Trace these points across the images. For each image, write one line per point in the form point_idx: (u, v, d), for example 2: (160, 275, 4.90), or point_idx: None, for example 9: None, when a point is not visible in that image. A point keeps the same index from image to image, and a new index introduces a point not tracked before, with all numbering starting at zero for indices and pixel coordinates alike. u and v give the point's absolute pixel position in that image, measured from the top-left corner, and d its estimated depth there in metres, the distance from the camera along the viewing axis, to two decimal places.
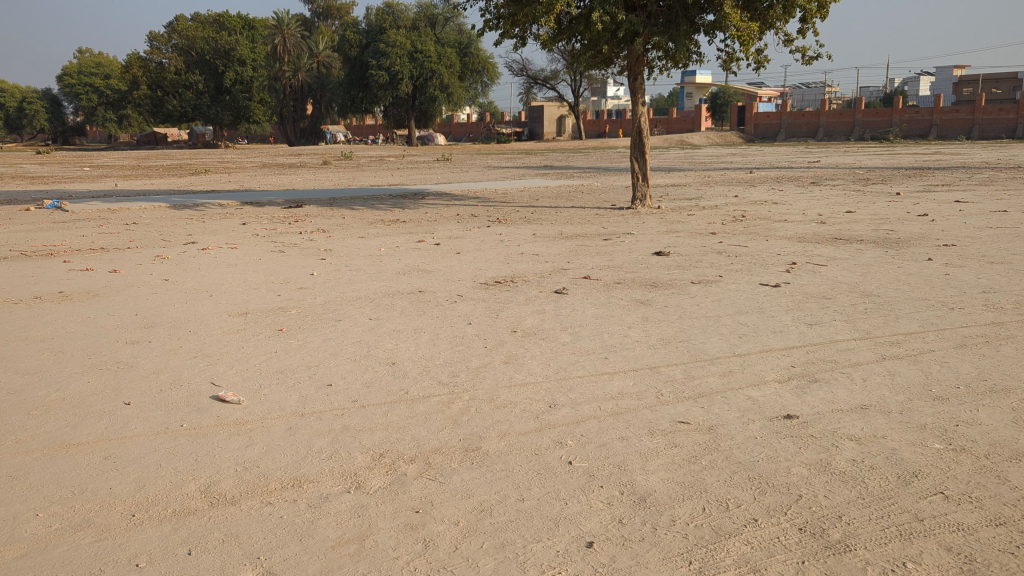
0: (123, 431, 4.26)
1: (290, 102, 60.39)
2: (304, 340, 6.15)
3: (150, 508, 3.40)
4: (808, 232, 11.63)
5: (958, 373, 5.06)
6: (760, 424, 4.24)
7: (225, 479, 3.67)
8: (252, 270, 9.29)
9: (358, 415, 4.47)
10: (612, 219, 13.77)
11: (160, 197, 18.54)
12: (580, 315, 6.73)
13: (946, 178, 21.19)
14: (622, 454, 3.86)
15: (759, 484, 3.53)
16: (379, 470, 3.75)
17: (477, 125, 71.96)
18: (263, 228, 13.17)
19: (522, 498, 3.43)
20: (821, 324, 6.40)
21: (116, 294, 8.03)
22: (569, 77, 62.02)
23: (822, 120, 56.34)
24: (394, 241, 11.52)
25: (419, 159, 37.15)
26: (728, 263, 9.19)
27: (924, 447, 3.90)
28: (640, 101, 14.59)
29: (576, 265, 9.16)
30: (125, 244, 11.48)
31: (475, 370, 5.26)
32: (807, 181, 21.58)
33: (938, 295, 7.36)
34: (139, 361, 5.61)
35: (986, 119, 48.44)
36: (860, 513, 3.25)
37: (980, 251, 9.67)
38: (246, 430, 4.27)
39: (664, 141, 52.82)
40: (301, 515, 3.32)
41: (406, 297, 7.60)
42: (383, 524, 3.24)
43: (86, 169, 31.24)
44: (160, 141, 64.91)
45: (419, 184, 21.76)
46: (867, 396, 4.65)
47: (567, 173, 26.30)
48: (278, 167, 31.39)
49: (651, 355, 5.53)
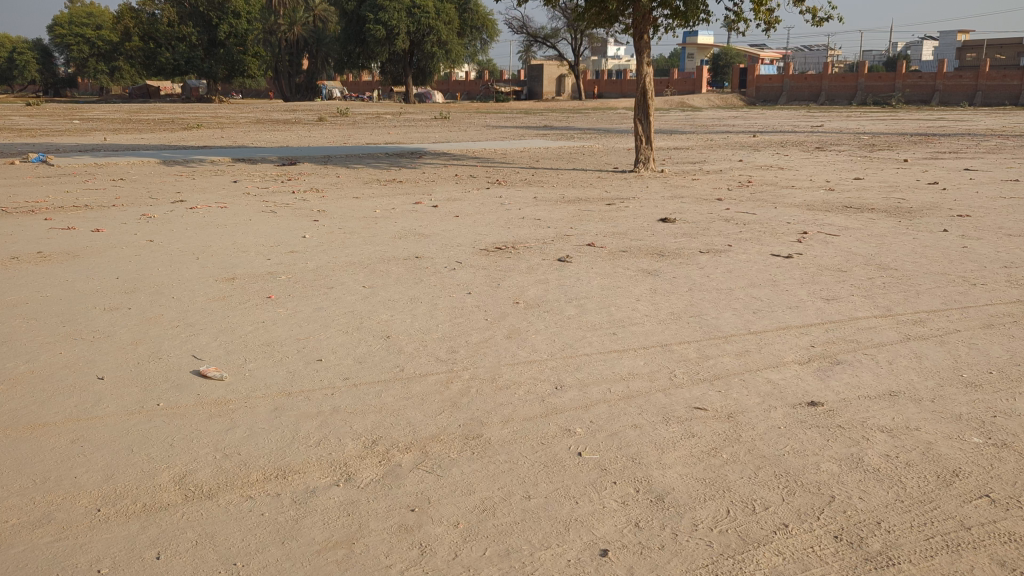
0: (93, 410, 3.99)
1: (286, 57, 59.23)
2: (294, 309, 5.82)
3: (117, 503, 3.13)
4: (818, 199, 11.25)
5: (988, 356, 4.74)
6: (783, 411, 3.92)
7: (202, 468, 3.40)
8: (242, 231, 8.93)
9: (350, 395, 4.16)
10: (615, 182, 13.39)
11: (148, 152, 18.10)
12: (586, 286, 6.39)
13: (955, 145, 20.71)
14: (637, 445, 3.55)
15: (787, 482, 3.22)
16: (372, 460, 3.45)
17: (476, 83, 71.00)
18: (253, 187, 12.75)
19: (528, 496, 3.13)
20: (839, 299, 6.07)
21: (97, 255, 7.68)
22: (569, 36, 60.87)
23: (824, 84, 55.47)
24: (391, 202, 11.15)
25: (414, 117, 36.56)
26: (736, 232, 8.83)
27: (963, 441, 3.58)
28: (646, 61, 14.14)
29: (580, 231, 8.82)
30: (111, 202, 11.07)
31: (475, 345, 4.93)
32: (812, 146, 21.15)
33: (957, 269, 7.02)
34: (116, 330, 5.30)
35: (990, 85, 47.72)
36: (902, 519, 2.95)
37: (996, 222, 9.31)
38: (228, 410, 3.99)
39: (665, 101, 51.89)
40: (284, 514, 3.03)
41: (402, 264, 7.24)
42: (375, 524, 2.95)
43: (74, 121, 30.53)
44: (153, 93, 63.72)
45: (415, 143, 21.27)
46: (895, 381, 4.33)
47: (568, 133, 25.84)
48: (272, 122, 30.80)
49: (662, 331, 5.21)
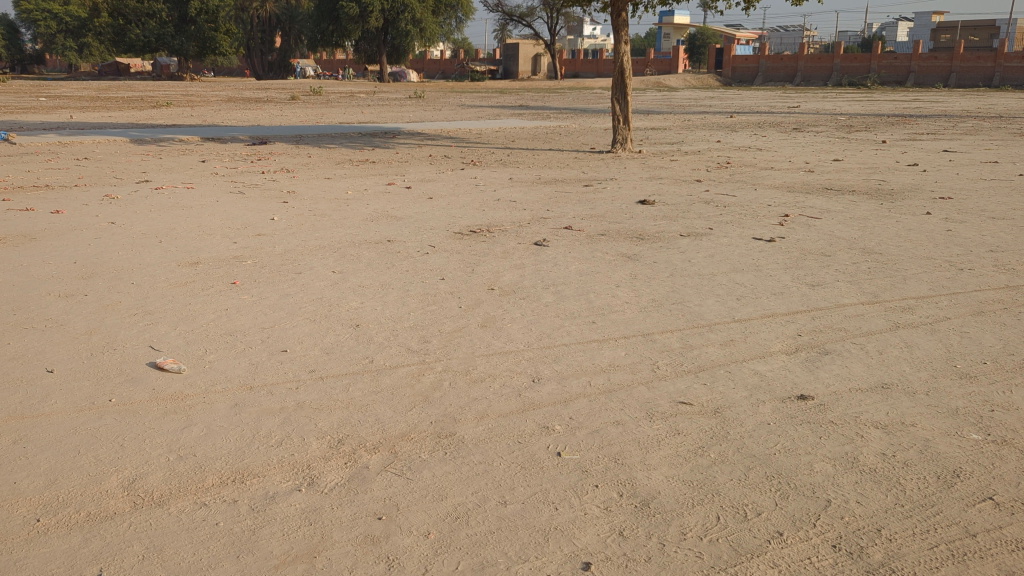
0: (39, 407, 3.74)
1: (258, 34, 58.26)
2: (260, 295, 5.56)
3: (58, 511, 2.88)
4: (798, 181, 11.09)
5: (981, 345, 4.57)
6: (772, 406, 3.73)
7: (153, 472, 3.15)
8: (208, 213, 8.62)
9: (315, 389, 3.94)
10: (592, 163, 13.20)
11: (115, 130, 17.66)
12: (564, 271, 6.18)
13: (932, 126, 20.68)
14: (619, 444, 3.35)
15: (779, 484, 3.03)
16: (337, 462, 3.23)
17: (451, 62, 70.37)
18: (222, 167, 12.43)
19: (504, 502, 2.92)
20: (824, 285, 5.89)
21: (55, 237, 7.38)
22: (545, 14, 60.30)
23: (799, 64, 55.30)
24: (363, 183, 10.88)
25: (389, 96, 36.13)
26: (716, 214, 8.65)
27: (962, 438, 3.40)
28: (623, 40, 13.87)
29: (556, 214, 8.60)
30: (72, 183, 10.70)
31: (448, 335, 4.70)
32: (790, 126, 21.04)
33: (942, 253, 6.89)
34: (70, 318, 5.03)
35: (964, 66, 47.72)
36: (903, 526, 2.77)
37: (978, 205, 9.18)
38: (184, 407, 3.75)
39: (641, 82, 51.46)
40: (241, 523, 2.81)
41: (373, 248, 6.98)
42: (338, 535, 2.73)
43: (40, 98, 29.84)
44: (123, 70, 62.58)
45: (388, 123, 20.96)
46: (886, 372, 4.15)
47: (543, 113, 25.58)
48: (243, 103, 30.29)
49: (643, 320, 5.00)
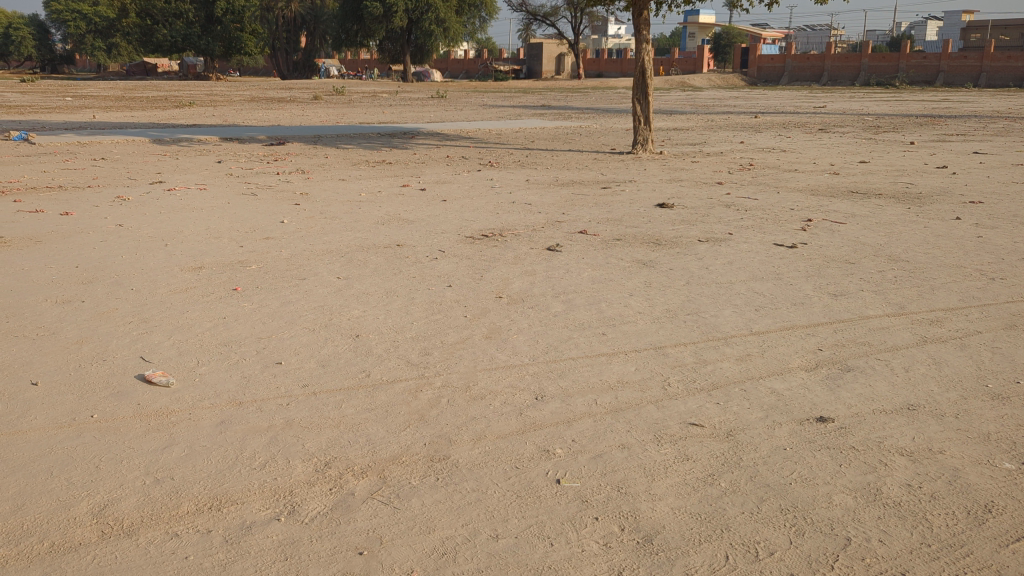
0: (18, 423, 3.58)
1: (283, 35, 58.39)
2: (260, 302, 5.40)
3: (20, 541, 2.71)
4: (822, 184, 10.80)
5: (1014, 363, 4.30)
6: (789, 429, 3.49)
7: (126, 497, 2.98)
8: (218, 216, 8.49)
9: (306, 406, 3.74)
10: (611, 164, 12.97)
11: (135, 130, 17.64)
12: (576, 278, 5.96)
13: (961, 127, 20.23)
14: (623, 470, 3.13)
15: (795, 518, 2.80)
16: (321, 487, 3.03)
17: (474, 62, 70.22)
18: (238, 168, 12.33)
19: (496, 536, 2.71)
20: (848, 295, 5.63)
21: (61, 241, 7.25)
22: (569, 14, 59.98)
23: (826, 64, 54.53)
24: (377, 184, 10.73)
25: (412, 95, 36.00)
26: (736, 218, 8.39)
27: (994, 468, 3.15)
28: (645, 40, 13.63)
29: (572, 217, 8.38)
30: (86, 183, 10.61)
31: (451, 346, 4.50)
32: (816, 126, 20.70)
33: (973, 261, 6.59)
34: (63, 326, 4.88)
35: (995, 66, 46.78)
36: (929, 569, 2.53)
37: (1010, 210, 8.85)
38: (168, 425, 3.57)
39: (665, 82, 51.02)
40: (214, 556, 2.62)
41: (381, 253, 6.80)
42: (314, 572, 2.54)
43: (66, 98, 29.95)
44: (150, 70, 62.98)
45: (408, 123, 20.81)
46: (912, 392, 3.90)
47: (565, 112, 25.36)
48: (266, 103, 30.30)
49: (655, 331, 4.77)
